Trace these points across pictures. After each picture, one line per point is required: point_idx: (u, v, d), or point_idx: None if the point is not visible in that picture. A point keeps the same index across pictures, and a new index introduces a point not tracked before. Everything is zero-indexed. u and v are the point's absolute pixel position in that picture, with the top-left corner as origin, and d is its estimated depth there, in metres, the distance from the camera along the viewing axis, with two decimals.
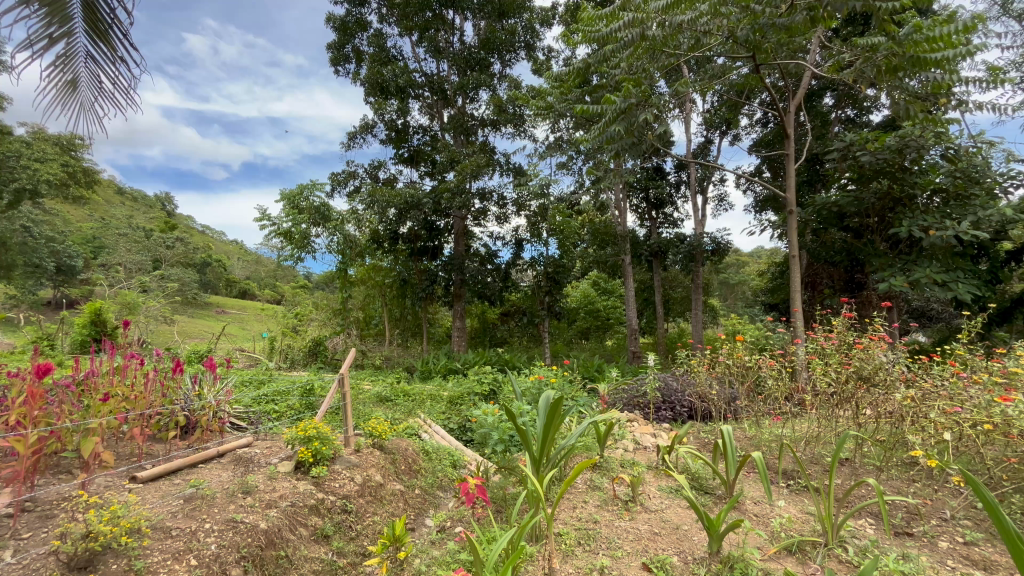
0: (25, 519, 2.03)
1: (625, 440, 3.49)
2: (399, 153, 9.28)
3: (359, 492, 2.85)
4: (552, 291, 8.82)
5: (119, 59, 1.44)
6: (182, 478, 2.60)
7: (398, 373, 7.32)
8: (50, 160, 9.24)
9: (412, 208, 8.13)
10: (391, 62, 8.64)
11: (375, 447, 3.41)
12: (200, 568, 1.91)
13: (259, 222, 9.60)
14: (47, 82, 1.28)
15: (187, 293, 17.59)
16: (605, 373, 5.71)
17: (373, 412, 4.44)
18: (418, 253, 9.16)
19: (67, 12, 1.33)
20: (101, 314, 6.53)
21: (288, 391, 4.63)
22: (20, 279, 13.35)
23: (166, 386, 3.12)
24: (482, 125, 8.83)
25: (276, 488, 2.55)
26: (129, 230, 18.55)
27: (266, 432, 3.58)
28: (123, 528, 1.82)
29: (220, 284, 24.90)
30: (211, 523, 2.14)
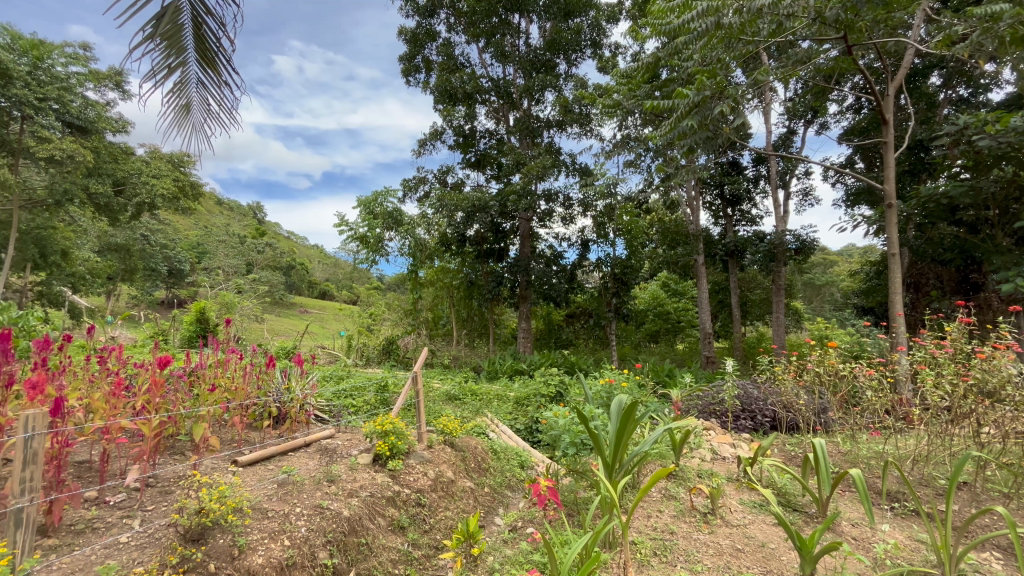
0: (150, 493, 2.31)
1: (702, 449, 3.34)
2: (467, 158, 9.50)
3: (432, 487, 2.96)
4: (620, 293, 8.63)
5: (224, 83, 1.60)
6: (276, 464, 2.84)
7: (467, 372, 7.50)
8: (163, 176, 10.41)
9: (479, 211, 8.27)
10: (459, 69, 8.88)
11: (447, 444, 3.51)
12: (292, 548, 2.05)
13: (337, 227, 10.21)
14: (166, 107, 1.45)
15: (275, 294, 19.12)
16: (677, 378, 5.50)
17: (444, 410, 4.59)
18: (485, 255, 9.15)
19: (183, 43, 1.49)
20: (205, 313, 7.27)
21: (365, 388, 4.88)
22: (141, 281, 15.25)
23: (261, 378, 3.43)
24: (547, 126, 8.82)
25: (357, 479, 2.70)
26: (227, 237, 20.52)
27: (346, 425, 3.81)
28: (228, 507, 2.00)
29: (303, 285, 26.87)
30: (301, 508, 2.30)
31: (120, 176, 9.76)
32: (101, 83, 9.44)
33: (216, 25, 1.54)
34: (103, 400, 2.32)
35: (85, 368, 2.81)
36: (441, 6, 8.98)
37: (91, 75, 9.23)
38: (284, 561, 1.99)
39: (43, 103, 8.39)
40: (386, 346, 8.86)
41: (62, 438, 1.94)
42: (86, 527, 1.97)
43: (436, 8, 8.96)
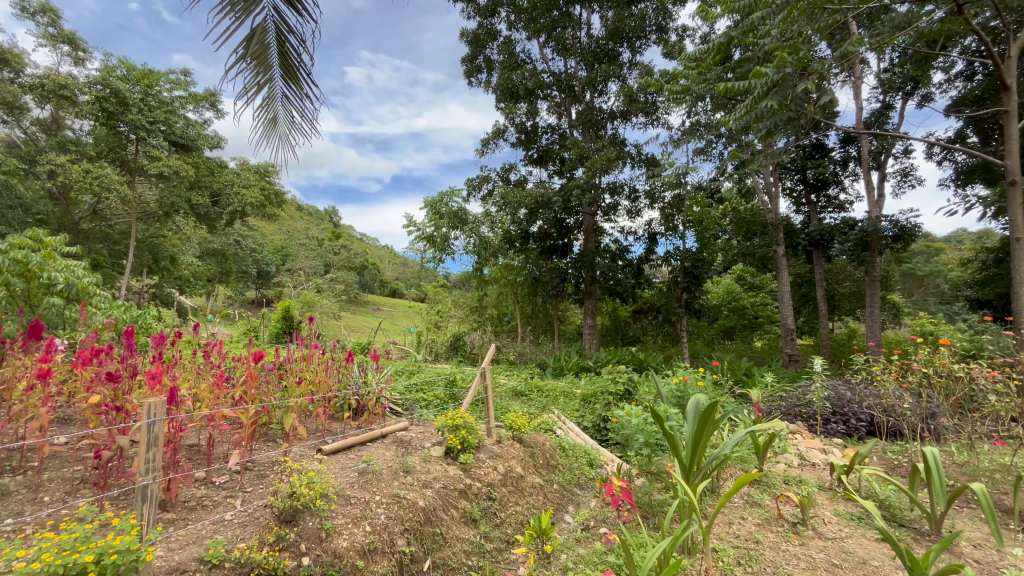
0: (249, 476, 2.54)
1: (788, 455, 3.13)
2: (529, 155, 9.51)
3: (502, 481, 3.00)
4: (690, 288, 8.29)
5: (305, 95, 1.70)
6: (357, 453, 3.01)
7: (532, 368, 7.57)
8: (251, 186, 11.36)
9: (542, 207, 8.26)
10: (520, 66, 8.90)
11: (515, 439, 3.55)
12: (373, 534, 2.16)
13: (406, 228, 10.61)
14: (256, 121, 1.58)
15: (350, 292, 20.33)
16: (757, 378, 5.18)
17: (512, 406, 4.64)
18: (549, 251, 9.21)
19: (269, 61, 1.61)
20: (289, 311, 7.87)
21: (436, 383, 5.04)
22: (236, 282, 16.79)
23: (341, 371, 3.66)
24: (611, 118, 8.60)
25: (431, 470, 2.79)
26: (307, 241, 22.07)
27: (419, 419, 3.97)
28: (316, 492, 2.11)
29: (375, 284, 28.28)
30: (380, 496, 2.42)
31: (216, 187, 10.77)
32: (199, 104, 10.46)
33: (298, 42, 1.65)
34: (209, 390, 2.57)
35: (193, 361, 3.14)
36: (501, 5, 9.01)
37: (191, 97, 10.24)
38: (366, 545, 2.09)
39: (153, 126, 9.40)
40: (453, 342, 9.16)
41: (176, 423, 2.17)
42: (198, 504, 2.19)
43: (497, 7, 9.02)
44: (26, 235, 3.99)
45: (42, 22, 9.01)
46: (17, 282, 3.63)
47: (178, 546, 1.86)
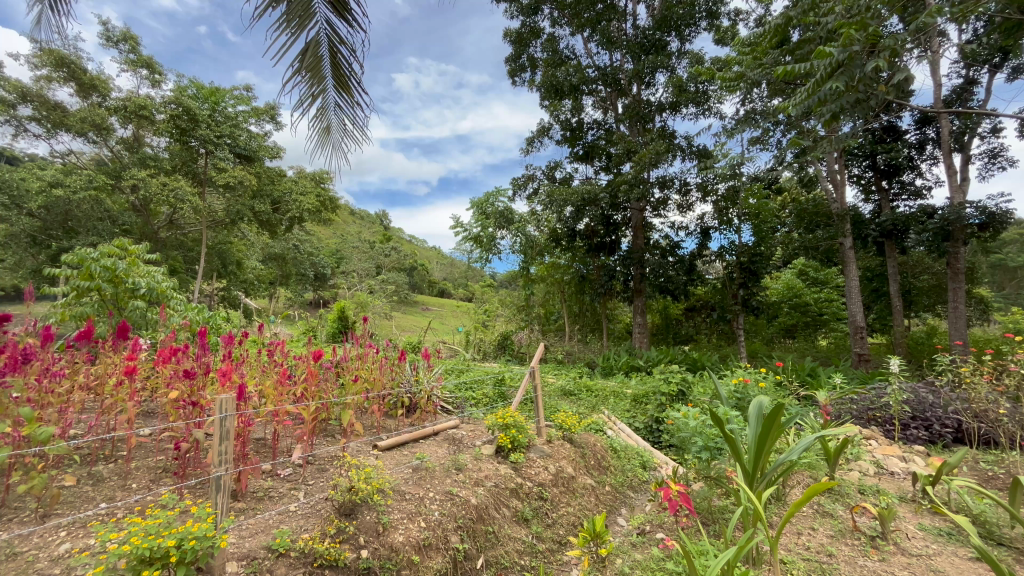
0: (311, 469, 2.66)
1: (862, 462, 2.92)
2: (575, 151, 9.40)
3: (553, 482, 2.98)
4: (747, 284, 7.92)
5: (356, 103, 1.76)
6: (410, 450, 3.09)
7: (581, 368, 7.51)
8: (308, 193, 11.95)
9: (589, 204, 8.14)
10: (565, 63, 8.81)
11: (566, 439, 3.53)
12: (428, 530, 2.21)
13: (453, 229, 10.78)
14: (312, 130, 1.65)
15: (401, 293, 20.97)
16: (824, 378, 4.88)
17: (561, 405, 4.62)
18: (596, 249, 9.07)
19: (323, 72, 1.67)
20: (345, 311, 8.21)
21: (485, 381, 5.10)
22: (296, 284, 17.71)
23: (394, 370, 3.76)
24: (659, 110, 8.36)
25: (482, 468, 2.82)
26: (359, 244, 22.94)
27: (470, 417, 4.03)
28: (374, 487, 2.16)
29: (424, 285, 28.99)
30: (434, 493, 2.46)
31: (276, 195, 11.41)
32: (260, 117, 11.11)
33: (349, 52, 1.72)
34: (273, 388, 2.71)
35: (258, 360, 3.32)
36: (544, 2, 8.95)
37: (253, 111, 10.89)
38: (422, 541, 2.14)
39: (220, 139, 10.08)
40: (501, 341, 9.25)
41: (244, 419, 2.30)
42: (265, 494, 2.32)
43: (540, 5, 8.97)
44: (114, 244, 4.36)
45: (124, 49, 9.85)
46: (107, 286, 3.97)
47: (248, 534, 1.97)
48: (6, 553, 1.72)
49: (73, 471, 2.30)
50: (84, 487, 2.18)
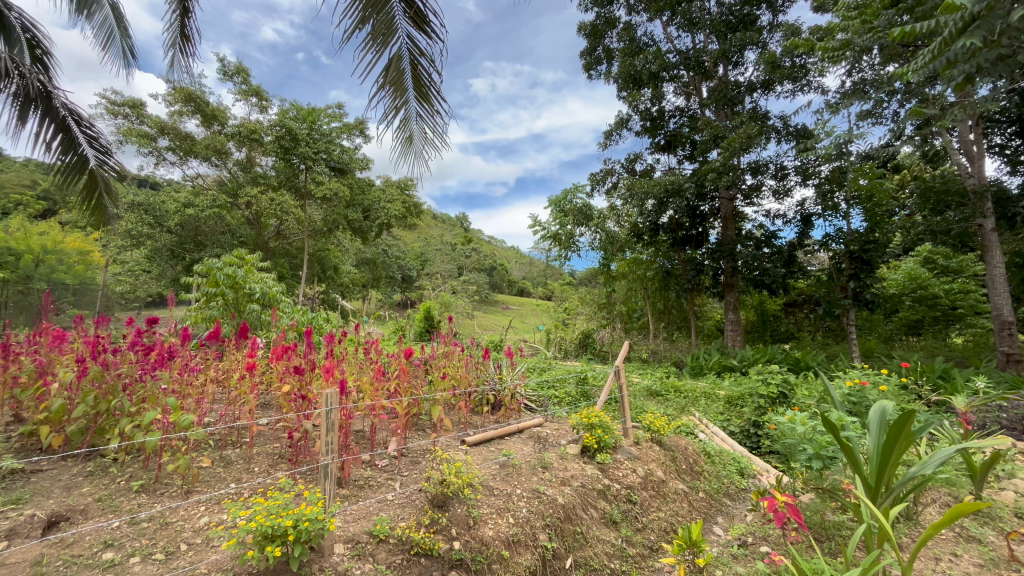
0: (405, 461, 2.81)
1: (1015, 481, 2.50)
2: (655, 142, 9.06)
3: (642, 485, 2.90)
4: (859, 275, 7.11)
5: (436, 111, 1.87)
6: (497, 446, 3.16)
7: (667, 368, 7.19)
8: (395, 200, 12.67)
9: (673, 196, 7.77)
10: (642, 51, 8.49)
11: (654, 442, 3.43)
12: (517, 526, 2.24)
13: (532, 228, 10.84)
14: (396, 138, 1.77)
15: (481, 293, 21.54)
16: (960, 382, 4.24)
17: (648, 406, 4.49)
18: (681, 243, 8.64)
19: (404, 86, 1.80)
20: (430, 312, 8.60)
21: (567, 379, 5.07)
22: (386, 286, 18.86)
23: (479, 367, 3.87)
24: (750, 90, 7.79)
25: (568, 468, 2.82)
26: (442, 246, 23.91)
27: (554, 416, 4.04)
28: (464, 480, 2.23)
29: (503, 284, 29.55)
30: (521, 490, 2.49)
31: (367, 204, 12.24)
32: (351, 132, 11.97)
33: (428, 63, 1.83)
34: (370, 383, 2.90)
35: (356, 357, 3.59)
36: None
37: (345, 127, 11.77)
38: (511, 537, 2.18)
39: (317, 155, 11.00)
40: (583, 339, 9.17)
41: (345, 412, 2.48)
42: (365, 483, 2.48)
43: None
44: (235, 255, 4.93)
45: (238, 81, 11.08)
46: (229, 292, 4.50)
47: (352, 519, 2.11)
48: (160, 523, 2.01)
49: (208, 453, 2.63)
50: (218, 468, 2.49)
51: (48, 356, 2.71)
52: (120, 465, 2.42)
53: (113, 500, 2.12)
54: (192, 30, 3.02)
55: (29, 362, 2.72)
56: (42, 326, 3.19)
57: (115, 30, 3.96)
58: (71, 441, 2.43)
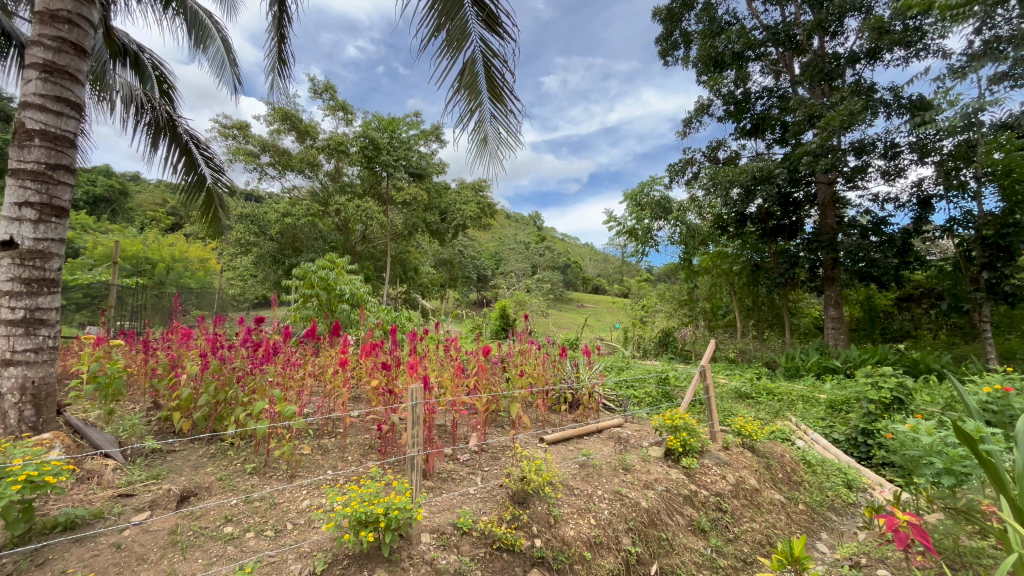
0: (485, 457, 2.87)
1: None
2: (740, 126, 8.51)
3: (733, 493, 2.73)
4: (995, 264, 6.20)
5: (509, 111, 2.13)
6: (575, 446, 3.13)
7: (758, 368, 6.71)
8: (469, 202, 13.01)
9: (762, 182, 7.21)
10: (724, 30, 7.99)
11: (746, 447, 3.23)
12: (599, 527, 2.20)
13: (607, 224, 10.61)
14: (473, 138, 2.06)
15: (556, 291, 21.48)
16: None
17: (737, 408, 4.22)
18: (772, 233, 8.01)
19: (479, 89, 2.09)
20: (506, 311, 8.74)
21: (647, 379, 4.90)
22: (462, 286, 19.43)
23: (556, 366, 3.84)
24: (851, 62, 7.04)
25: (652, 471, 2.72)
26: (516, 246, 24.15)
27: (634, 417, 3.93)
28: (544, 478, 2.21)
29: (577, 282, 29.23)
30: (602, 491, 2.44)
31: (444, 207, 12.70)
32: (428, 138, 12.46)
33: (500, 64, 2.08)
34: (451, 379, 2.99)
35: (436, 354, 3.73)
36: None
37: (423, 133, 12.28)
38: (592, 538, 2.14)
39: (397, 162, 11.61)
40: (662, 337, 8.83)
41: (429, 407, 2.59)
42: (448, 476, 2.56)
43: None
44: (328, 259, 5.33)
45: (326, 97, 11.96)
46: (323, 293, 4.88)
47: (438, 509, 2.19)
48: (271, 502, 2.22)
49: (308, 441, 2.86)
50: (317, 456, 2.70)
51: (178, 350, 3.09)
52: (235, 449, 2.70)
53: (231, 480, 2.37)
54: (288, 54, 3.32)
55: (163, 355, 3.12)
56: (172, 325, 3.65)
57: (225, 61, 4.47)
58: (197, 426, 2.76)
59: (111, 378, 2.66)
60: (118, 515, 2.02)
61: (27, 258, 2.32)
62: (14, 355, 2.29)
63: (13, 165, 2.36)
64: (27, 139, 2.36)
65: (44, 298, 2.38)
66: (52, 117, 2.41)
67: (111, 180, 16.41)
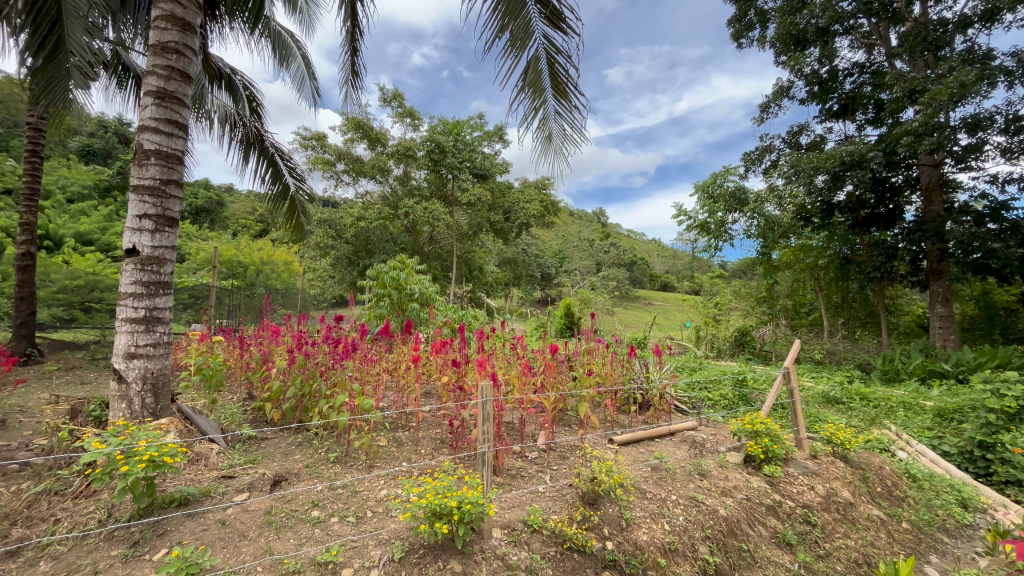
0: (553, 455, 2.86)
1: None
2: (826, 108, 7.83)
3: (824, 506, 2.53)
4: None
5: (574, 107, 2.13)
6: (647, 448, 3.03)
7: (849, 372, 6.13)
8: (533, 200, 13.03)
9: (853, 168, 6.59)
10: (807, 4, 7.38)
11: (837, 457, 2.98)
12: (673, 534, 2.12)
13: (676, 218, 10.20)
14: (538, 136, 2.08)
15: (622, 289, 20.98)
16: None
17: (826, 414, 3.90)
18: (864, 224, 7.35)
19: (543, 86, 2.10)
20: (570, 309, 8.66)
21: (722, 381, 4.66)
22: (526, 284, 19.52)
23: (624, 364, 3.72)
24: (961, 27, 6.24)
25: (730, 478, 2.58)
26: (580, 243, 23.87)
27: (709, 420, 3.75)
28: (615, 481, 2.16)
29: (644, 279, 28.37)
30: (676, 496, 2.35)
31: (507, 206, 12.83)
32: (492, 139, 12.62)
33: (564, 59, 2.08)
34: (517, 377, 3.01)
35: (503, 353, 3.75)
36: None
37: (486, 134, 12.45)
38: (667, 544, 2.07)
39: (462, 164, 11.92)
40: (738, 337, 8.34)
41: (498, 404, 2.62)
42: (517, 473, 2.59)
43: None
44: (399, 260, 5.56)
45: (395, 105, 12.48)
46: (394, 293, 5.10)
47: (508, 505, 2.22)
48: (353, 490, 2.35)
49: (385, 434, 3.00)
50: (392, 448, 2.83)
51: (269, 345, 3.37)
52: (320, 438, 2.90)
53: (317, 467, 2.55)
54: (360, 65, 3.49)
55: (256, 350, 3.42)
56: (263, 322, 3.97)
57: (305, 77, 4.79)
58: (285, 416, 2.99)
59: (214, 370, 2.95)
60: (222, 495, 2.24)
61: (146, 264, 2.63)
62: (137, 349, 2.60)
63: (135, 182, 2.68)
64: (145, 159, 2.67)
65: (160, 299, 2.69)
66: (163, 137, 2.71)
67: (209, 192, 18.18)
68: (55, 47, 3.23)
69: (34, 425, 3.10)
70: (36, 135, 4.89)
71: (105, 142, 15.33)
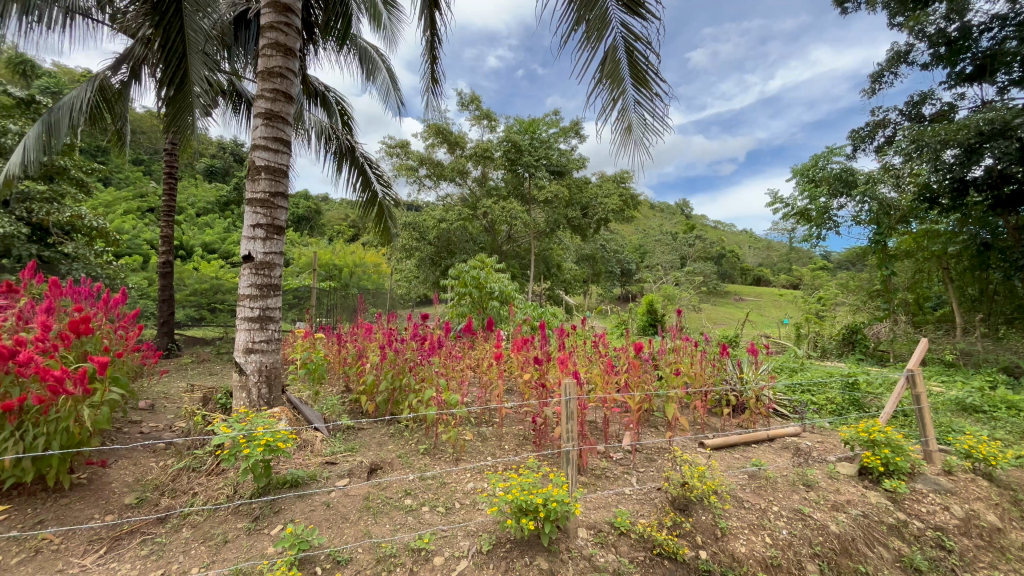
0: (640, 457, 2.77)
1: None
2: (957, 71, 6.80)
3: (962, 530, 2.20)
4: None
5: (655, 95, 2.04)
6: (743, 454, 2.83)
7: (993, 376, 5.25)
8: (611, 194, 12.74)
9: (994, 138, 5.69)
10: None
11: (978, 475, 2.58)
12: (775, 549, 1.95)
13: (771, 206, 9.42)
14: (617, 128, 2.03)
15: (710, 284, 19.85)
16: None
17: (962, 424, 3.39)
18: (1008, 203, 6.23)
19: (621, 77, 2.05)
20: (653, 305, 8.34)
21: (828, 384, 4.23)
22: (606, 280, 19.15)
23: (716, 363, 3.48)
24: None
25: (842, 491, 2.33)
26: (662, 237, 22.93)
27: (815, 426, 3.42)
28: (709, 487, 2.04)
29: (734, 273, 26.58)
30: (779, 507, 2.17)
31: (585, 202, 12.67)
32: (568, 135, 12.51)
33: (644, 46, 2.01)
34: (600, 375, 2.95)
35: (585, 351, 3.67)
36: None
37: (562, 130, 12.35)
38: (768, 559, 1.91)
39: (538, 162, 11.95)
40: (848, 336, 7.53)
41: (581, 402, 2.60)
42: (602, 473, 2.54)
43: None
44: (480, 258, 5.69)
45: (473, 108, 12.80)
46: (475, 291, 5.23)
47: (594, 506, 2.18)
48: (442, 481, 2.45)
49: (470, 428, 3.10)
50: (478, 443, 2.91)
51: (363, 342, 3.60)
52: (410, 430, 3.05)
53: (409, 458, 2.69)
54: (439, 73, 3.62)
55: (352, 346, 3.69)
56: (358, 321, 4.26)
57: (390, 87, 5.07)
58: (379, 409, 3.18)
59: (317, 365, 3.23)
60: (327, 479, 2.44)
61: (259, 269, 2.93)
62: (254, 345, 2.90)
63: (249, 196, 3.00)
64: (257, 174, 2.98)
65: (271, 300, 2.98)
66: (271, 153, 3.00)
67: (309, 202, 19.90)
68: (183, 81, 3.70)
69: (175, 410, 3.59)
70: (172, 160, 5.63)
71: (225, 161, 17.40)
